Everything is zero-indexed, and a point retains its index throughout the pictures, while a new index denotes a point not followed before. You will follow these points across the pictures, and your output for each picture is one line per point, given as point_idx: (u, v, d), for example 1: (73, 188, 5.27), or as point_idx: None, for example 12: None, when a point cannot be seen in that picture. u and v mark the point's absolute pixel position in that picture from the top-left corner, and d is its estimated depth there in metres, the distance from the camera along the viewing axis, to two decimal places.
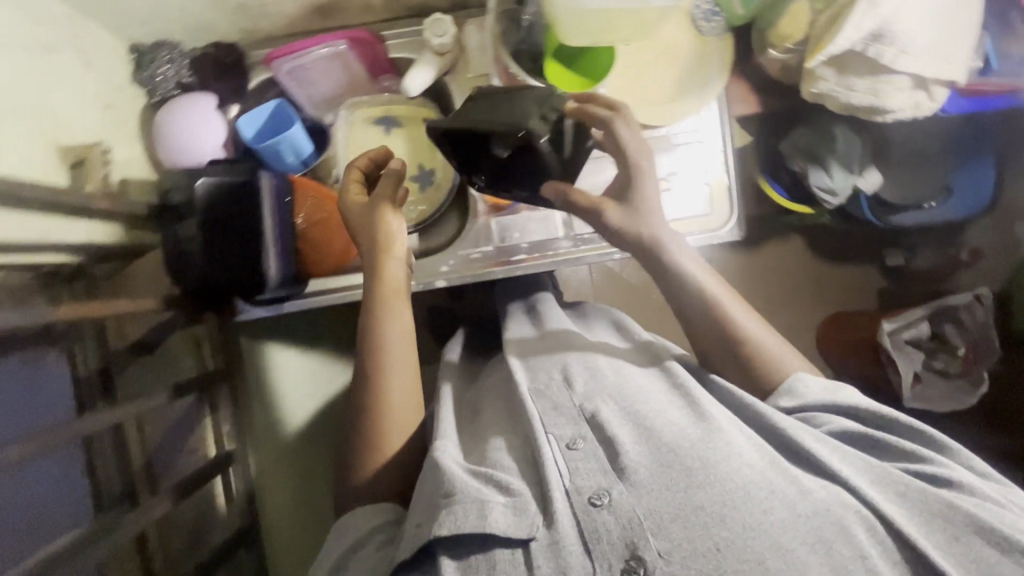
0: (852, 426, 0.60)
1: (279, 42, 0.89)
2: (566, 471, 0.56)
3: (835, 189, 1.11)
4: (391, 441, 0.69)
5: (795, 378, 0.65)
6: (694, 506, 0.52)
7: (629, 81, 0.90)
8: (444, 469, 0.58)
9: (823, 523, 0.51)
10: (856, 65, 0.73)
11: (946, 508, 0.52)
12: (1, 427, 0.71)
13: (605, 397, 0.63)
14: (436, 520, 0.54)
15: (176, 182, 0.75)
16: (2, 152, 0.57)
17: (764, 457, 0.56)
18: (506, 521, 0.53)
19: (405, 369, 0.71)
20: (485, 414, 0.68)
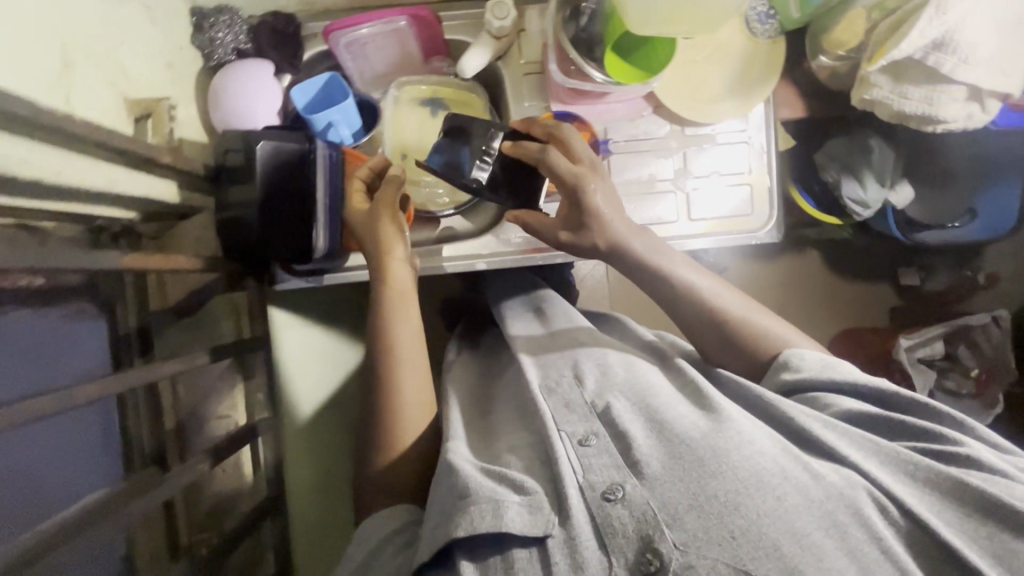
0: (861, 413, 0.60)
1: (336, 16, 0.89)
2: (578, 468, 0.55)
3: (867, 202, 1.10)
4: (408, 435, 0.70)
5: (791, 353, 0.67)
6: (709, 492, 0.50)
7: (679, 77, 0.90)
8: (458, 469, 0.58)
9: (838, 511, 0.50)
10: (913, 73, 0.74)
11: (963, 489, 0.51)
12: (43, 377, 0.71)
13: (616, 392, 0.64)
14: (453, 521, 0.53)
15: (233, 144, 0.75)
16: (78, 99, 0.58)
17: (777, 447, 0.55)
18: (522, 519, 0.52)
19: (413, 366, 0.73)
20: (498, 412, 0.71)
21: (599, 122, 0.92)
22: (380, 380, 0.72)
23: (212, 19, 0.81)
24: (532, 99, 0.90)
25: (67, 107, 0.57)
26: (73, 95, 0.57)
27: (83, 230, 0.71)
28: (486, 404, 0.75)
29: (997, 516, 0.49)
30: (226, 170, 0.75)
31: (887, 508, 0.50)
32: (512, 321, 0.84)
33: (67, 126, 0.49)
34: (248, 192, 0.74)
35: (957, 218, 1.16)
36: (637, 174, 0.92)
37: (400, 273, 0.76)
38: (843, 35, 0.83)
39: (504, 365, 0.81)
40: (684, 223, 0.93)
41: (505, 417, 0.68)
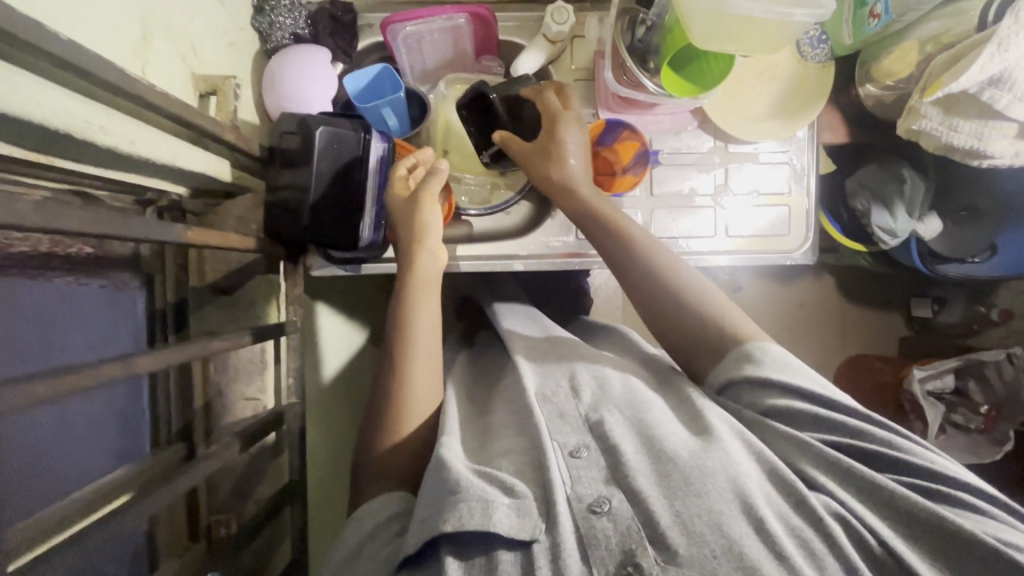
0: (824, 433, 0.57)
1: (393, 8, 0.90)
2: (567, 478, 0.54)
3: (895, 232, 1.08)
4: (409, 426, 0.68)
5: (754, 346, 0.63)
6: (693, 512, 0.50)
7: (727, 95, 0.91)
8: (452, 468, 0.56)
9: (814, 536, 0.50)
10: (965, 107, 0.75)
11: (933, 522, 0.50)
12: (80, 349, 0.71)
13: (610, 406, 0.62)
14: (441, 516, 0.52)
15: (287, 127, 0.75)
16: (150, 72, 0.58)
17: (763, 469, 0.54)
18: (510, 522, 0.51)
19: (427, 364, 0.70)
20: (495, 415, 0.68)
21: (644, 132, 0.92)
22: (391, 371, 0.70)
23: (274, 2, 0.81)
24: (580, 105, 0.91)
25: (143, 77, 0.57)
26: (148, 67, 0.58)
27: (133, 203, 0.72)
28: (484, 405, 0.73)
29: (967, 551, 0.48)
30: (279, 152, 0.76)
31: (861, 536, 0.50)
32: (507, 321, 0.84)
33: (150, 96, 0.49)
34: (299, 175, 0.75)
35: (976, 252, 1.14)
36: (676, 187, 0.93)
37: (430, 261, 0.74)
38: (894, 66, 0.84)
39: (499, 374, 0.79)
40: (721, 239, 0.93)
41: (502, 422, 0.66)
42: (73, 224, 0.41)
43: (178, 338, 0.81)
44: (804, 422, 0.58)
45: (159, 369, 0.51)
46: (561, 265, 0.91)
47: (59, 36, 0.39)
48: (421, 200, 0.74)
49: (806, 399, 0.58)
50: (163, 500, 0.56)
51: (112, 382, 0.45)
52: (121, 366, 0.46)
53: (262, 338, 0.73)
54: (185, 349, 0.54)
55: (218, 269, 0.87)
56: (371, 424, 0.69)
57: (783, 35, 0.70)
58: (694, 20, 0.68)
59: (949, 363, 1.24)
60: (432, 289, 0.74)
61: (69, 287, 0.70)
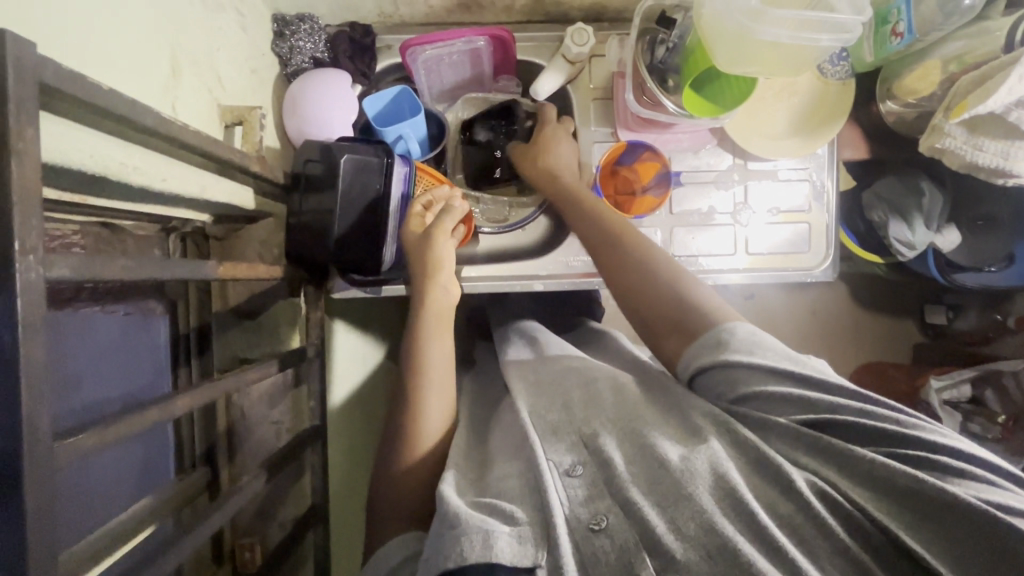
0: (798, 413, 0.54)
1: (411, 30, 0.90)
2: (564, 498, 0.52)
3: (913, 244, 1.07)
4: (430, 446, 0.66)
5: (727, 328, 0.62)
6: (685, 516, 0.48)
7: (747, 114, 0.91)
8: (448, 501, 0.54)
9: (804, 522, 0.47)
10: (990, 127, 0.75)
11: (917, 491, 0.46)
12: (113, 379, 0.71)
13: (605, 422, 0.60)
14: (441, 553, 0.49)
15: (310, 154, 0.75)
16: (178, 107, 0.58)
17: (750, 464, 0.52)
18: (512, 550, 0.48)
19: (440, 387, 0.70)
20: (491, 443, 0.66)
21: (663, 150, 0.92)
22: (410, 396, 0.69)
23: (294, 27, 0.82)
24: (599, 123, 0.91)
25: (174, 115, 0.58)
26: (178, 104, 0.59)
27: (156, 229, 0.74)
28: (489, 426, 0.72)
29: (961, 520, 0.44)
30: (304, 179, 0.76)
31: (844, 508, 0.47)
32: (509, 352, 0.85)
33: (183, 135, 0.49)
34: (322, 202, 0.75)
35: (992, 262, 1.14)
36: (696, 206, 0.92)
37: (442, 295, 0.74)
38: (917, 83, 0.83)
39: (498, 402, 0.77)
40: (739, 256, 0.93)
41: (498, 447, 0.64)
42: (113, 272, 0.41)
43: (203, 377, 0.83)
44: (776, 403, 0.55)
45: (194, 407, 0.51)
46: (581, 286, 0.91)
47: (102, 86, 0.39)
48: (434, 237, 0.74)
49: (778, 377, 0.56)
50: (195, 538, 0.56)
51: (151, 426, 0.45)
52: (158, 409, 0.46)
53: (286, 367, 0.73)
54: (218, 385, 0.54)
55: (240, 293, 0.87)
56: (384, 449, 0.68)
57: (808, 58, 0.69)
58: (717, 44, 0.68)
59: (966, 372, 1.22)
60: (443, 305, 0.74)
61: (98, 315, 0.69)
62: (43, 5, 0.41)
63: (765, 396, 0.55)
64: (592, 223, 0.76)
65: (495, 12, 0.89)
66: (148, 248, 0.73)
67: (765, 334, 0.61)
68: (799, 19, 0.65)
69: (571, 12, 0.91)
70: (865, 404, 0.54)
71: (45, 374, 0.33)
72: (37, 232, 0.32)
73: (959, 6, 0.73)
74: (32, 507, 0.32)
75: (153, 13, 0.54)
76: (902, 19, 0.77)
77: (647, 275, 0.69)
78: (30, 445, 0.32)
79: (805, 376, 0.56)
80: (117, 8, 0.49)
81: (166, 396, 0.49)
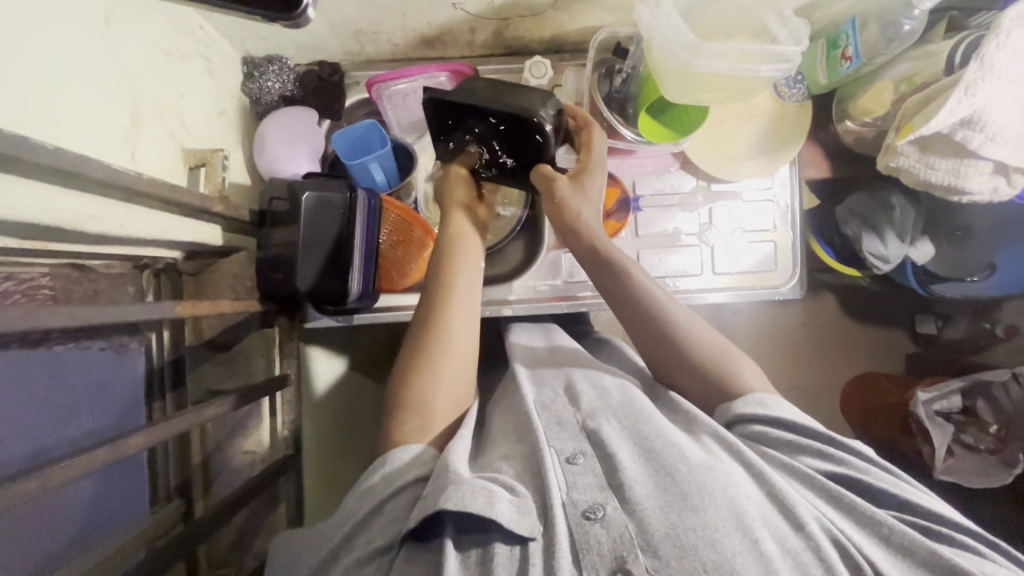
0: (823, 463, 0.57)
1: (378, 66, 0.93)
2: (563, 484, 0.53)
3: (886, 257, 1.05)
4: (439, 421, 0.65)
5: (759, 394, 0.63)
6: (687, 525, 0.49)
7: (708, 139, 0.93)
8: (449, 460, 0.56)
9: (810, 558, 0.49)
10: (939, 147, 0.76)
11: (929, 560, 0.50)
12: (85, 415, 0.73)
13: (608, 415, 0.62)
14: (442, 494, 0.51)
15: (279, 190, 0.77)
16: (138, 156, 0.61)
17: (760, 486, 0.54)
18: (511, 514, 0.50)
19: (466, 363, 0.69)
20: (494, 422, 0.66)
21: (626, 175, 0.94)
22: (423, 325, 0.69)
23: (263, 68, 0.85)
24: None
25: (132, 163, 0.61)
26: (137, 152, 0.61)
27: (130, 268, 0.76)
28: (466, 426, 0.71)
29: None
30: (270, 216, 0.78)
31: (854, 558, 0.49)
32: (517, 335, 0.86)
33: (138, 185, 0.51)
34: (288, 236, 0.77)
35: (974, 272, 1.10)
36: (662, 228, 0.94)
37: (461, 221, 0.73)
38: (871, 104, 0.85)
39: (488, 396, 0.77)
40: (708, 276, 0.94)
41: (491, 431, 0.65)
42: (60, 320, 0.44)
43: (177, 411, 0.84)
44: (801, 451, 0.58)
45: (153, 445, 0.53)
46: (551, 308, 0.92)
47: (48, 147, 0.41)
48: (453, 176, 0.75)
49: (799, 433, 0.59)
50: None
51: (103, 465, 0.47)
52: (110, 450, 0.47)
53: (245, 403, 0.72)
54: (175, 422, 0.56)
55: (217, 325, 0.90)
56: (396, 376, 0.68)
57: (752, 88, 0.72)
58: (665, 76, 0.71)
59: (956, 384, 1.18)
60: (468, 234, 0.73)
61: (70, 353, 0.71)
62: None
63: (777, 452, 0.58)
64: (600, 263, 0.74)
65: (459, 47, 0.92)
66: (121, 287, 0.75)
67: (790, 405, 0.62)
68: (740, 51, 0.67)
69: (533, 44, 0.94)
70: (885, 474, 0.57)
71: None
72: None
73: (899, 31, 0.76)
74: None
75: (109, 70, 0.57)
76: (850, 44, 0.79)
77: (679, 347, 0.68)
78: None
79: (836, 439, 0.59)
80: (73, 70, 0.52)
81: (123, 434, 0.51)
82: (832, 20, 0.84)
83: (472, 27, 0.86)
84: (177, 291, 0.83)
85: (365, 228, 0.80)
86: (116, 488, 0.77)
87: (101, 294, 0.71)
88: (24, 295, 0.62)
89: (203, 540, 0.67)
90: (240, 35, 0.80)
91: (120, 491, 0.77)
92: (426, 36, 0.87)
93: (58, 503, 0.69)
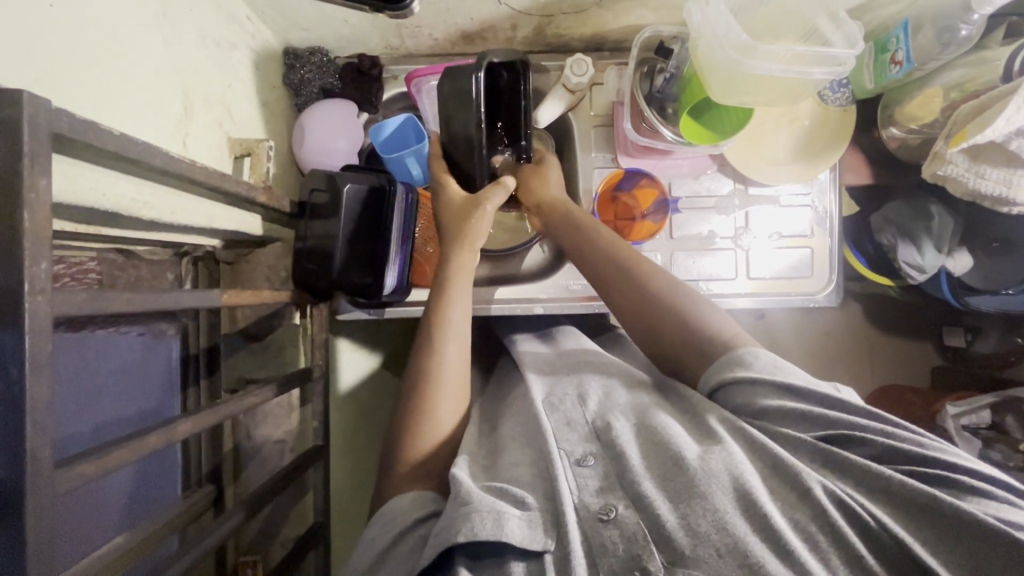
0: (811, 427, 0.55)
1: (417, 60, 0.92)
2: (575, 487, 0.53)
3: (923, 267, 1.01)
4: (445, 427, 0.65)
5: (745, 350, 0.63)
6: (697, 513, 0.48)
7: (747, 141, 0.91)
8: (458, 480, 0.54)
9: (817, 529, 0.47)
10: (991, 156, 0.74)
11: (933, 507, 0.47)
12: (122, 399, 0.74)
13: (617, 414, 0.61)
14: (450, 527, 0.49)
15: (317, 182, 0.77)
16: (189, 144, 0.62)
17: (765, 466, 0.52)
18: (522, 532, 0.49)
19: (456, 385, 0.68)
20: (517, 422, 0.66)
21: (663, 176, 0.93)
22: (427, 345, 0.69)
23: (304, 59, 0.85)
24: (600, 149, 0.93)
25: (184, 151, 0.61)
26: (189, 140, 0.62)
27: (171, 255, 0.77)
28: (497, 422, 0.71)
29: (974, 536, 0.45)
30: (309, 208, 0.78)
31: (861, 518, 0.47)
32: (524, 344, 0.87)
33: (192, 173, 0.51)
34: (327, 227, 0.77)
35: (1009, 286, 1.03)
36: (696, 230, 0.93)
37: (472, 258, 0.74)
38: (918, 111, 0.83)
39: (512, 390, 0.77)
40: (742, 281, 0.92)
41: (519, 430, 0.64)
42: (118, 305, 0.44)
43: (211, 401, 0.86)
44: (791, 419, 0.56)
45: (195, 433, 0.53)
46: (581, 308, 0.92)
47: (115, 134, 0.41)
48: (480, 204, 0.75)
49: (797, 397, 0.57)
50: (193, 557, 0.58)
51: (152, 451, 0.48)
52: (161, 435, 0.48)
53: (287, 390, 0.74)
54: (218, 410, 0.56)
55: (250, 313, 0.91)
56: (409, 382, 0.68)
57: (800, 90, 0.71)
58: (713, 77, 0.70)
59: (986, 397, 1.15)
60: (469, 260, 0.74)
61: (112, 337, 0.73)
62: (62, 60, 0.45)
63: (777, 425, 0.56)
64: (603, 251, 0.75)
65: (498, 44, 0.91)
66: (161, 273, 0.76)
67: (780, 361, 0.62)
68: (792, 54, 0.66)
69: (574, 42, 0.93)
70: (885, 425, 0.54)
71: (51, 406, 0.35)
72: (46, 276, 0.35)
73: (956, 37, 0.73)
74: (32, 540, 0.34)
75: (165, 59, 0.57)
76: (902, 48, 0.78)
77: (661, 306, 0.70)
78: (33, 475, 0.34)
79: (833, 398, 0.56)
80: (131, 57, 0.52)
81: (169, 420, 0.51)
82: (883, 24, 0.82)
83: (514, 23, 0.85)
84: (213, 280, 0.84)
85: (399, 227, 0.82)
86: (148, 473, 0.78)
87: (141, 280, 0.73)
88: (73, 279, 0.63)
89: (233, 528, 0.67)
90: (284, 26, 0.80)
91: (154, 476, 0.79)
92: (467, 31, 0.87)
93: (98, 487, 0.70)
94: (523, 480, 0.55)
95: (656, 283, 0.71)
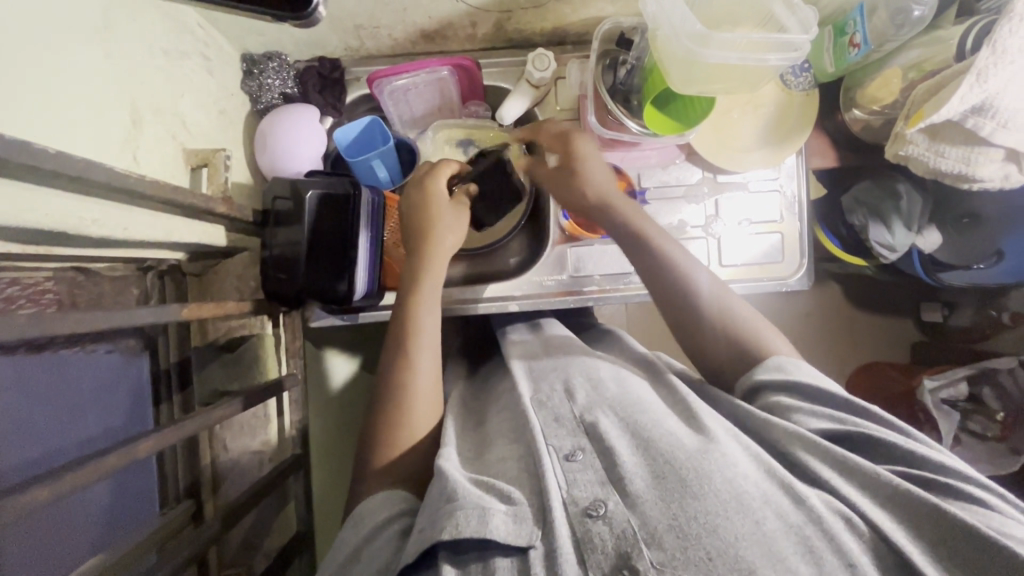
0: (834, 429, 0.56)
1: (378, 61, 0.91)
2: (563, 482, 0.52)
3: (893, 246, 1.02)
4: (419, 432, 0.65)
5: (786, 359, 0.64)
6: (689, 514, 0.48)
7: (714, 130, 0.91)
8: (446, 477, 0.53)
9: (811, 532, 0.47)
10: (951, 135, 0.75)
11: (928, 512, 0.48)
12: (88, 420, 0.73)
13: (605, 408, 0.60)
14: (436, 526, 0.49)
15: (281, 189, 0.76)
16: (140, 159, 0.61)
17: (761, 469, 0.52)
18: (507, 528, 0.48)
19: (428, 400, 0.67)
20: (491, 423, 0.66)
21: (631, 167, 0.93)
22: (402, 362, 0.68)
23: (262, 66, 0.84)
24: None
25: (134, 165, 0.60)
26: (139, 154, 0.61)
27: (134, 270, 0.76)
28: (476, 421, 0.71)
29: (966, 541, 0.46)
30: (273, 215, 0.77)
31: (853, 522, 0.48)
32: (511, 331, 0.88)
33: (140, 188, 0.50)
34: (291, 235, 0.76)
35: (981, 259, 1.05)
36: (668, 220, 0.93)
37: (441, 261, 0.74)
38: (879, 92, 0.85)
39: (494, 386, 0.76)
40: (714, 269, 0.93)
41: (497, 428, 0.64)
42: (67, 326, 0.43)
43: (184, 414, 0.86)
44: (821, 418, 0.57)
45: (161, 449, 0.52)
46: (556, 305, 0.92)
47: (49, 152, 0.40)
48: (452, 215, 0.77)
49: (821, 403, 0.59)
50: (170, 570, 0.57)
51: (112, 472, 0.47)
52: (120, 455, 0.47)
53: (258, 402, 0.73)
54: (185, 425, 0.56)
55: (222, 325, 0.90)
56: (391, 388, 0.67)
57: (757, 77, 0.70)
58: (672, 66, 0.70)
59: (960, 369, 1.16)
60: (440, 267, 0.74)
61: (78, 357, 0.72)
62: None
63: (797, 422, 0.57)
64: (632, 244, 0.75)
65: (459, 42, 0.90)
66: (125, 289, 0.75)
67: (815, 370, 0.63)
68: (747, 42, 0.66)
69: (536, 37, 0.92)
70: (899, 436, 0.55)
71: None
72: None
73: (909, 18, 0.75)
74: None
75: (110, 70, 0.56)
76: (858, 31, 0.78)
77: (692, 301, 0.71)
78: None
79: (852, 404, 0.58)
80: (71, 69, 0.51)
81: (132, 439, 0.50)
82: (839, 6, 0.83)
83: (473, 20, 0.85)
84: (181, 293, 0.82)
85: (367, 235, 0.80)
86: (120, 492, 0.76)
87: (104, 297, 0.71)
88: (28, 300, 0.62)
89: (211, 538, 0.66)
90: (238, 32, 0.79)
91: (128, 493, 0.78)
92: (427, 30, 0.86)
93: (69, 506, 0.69)
94: (511, 475, 0.55)
95: (693, 278, 0.71)
